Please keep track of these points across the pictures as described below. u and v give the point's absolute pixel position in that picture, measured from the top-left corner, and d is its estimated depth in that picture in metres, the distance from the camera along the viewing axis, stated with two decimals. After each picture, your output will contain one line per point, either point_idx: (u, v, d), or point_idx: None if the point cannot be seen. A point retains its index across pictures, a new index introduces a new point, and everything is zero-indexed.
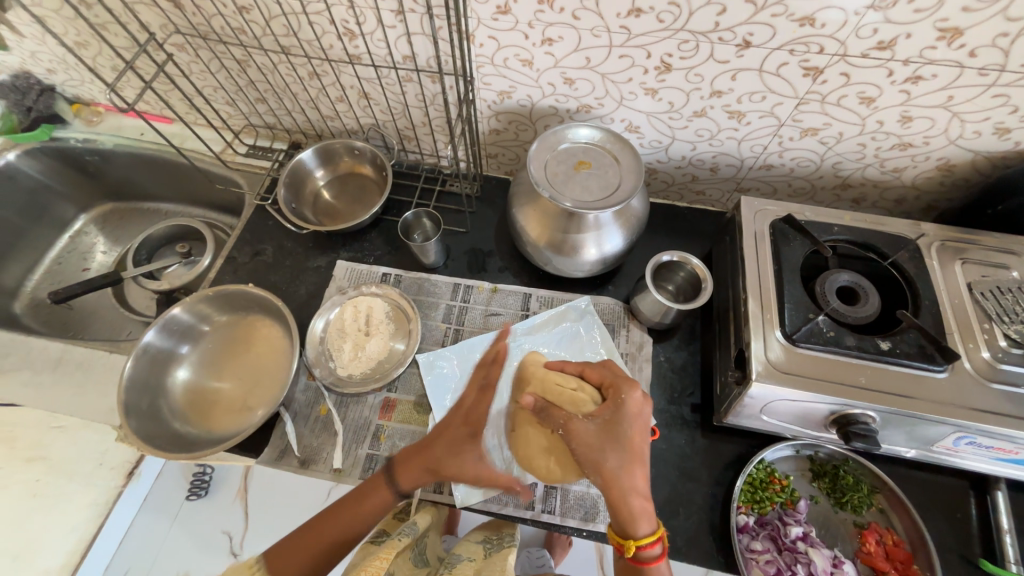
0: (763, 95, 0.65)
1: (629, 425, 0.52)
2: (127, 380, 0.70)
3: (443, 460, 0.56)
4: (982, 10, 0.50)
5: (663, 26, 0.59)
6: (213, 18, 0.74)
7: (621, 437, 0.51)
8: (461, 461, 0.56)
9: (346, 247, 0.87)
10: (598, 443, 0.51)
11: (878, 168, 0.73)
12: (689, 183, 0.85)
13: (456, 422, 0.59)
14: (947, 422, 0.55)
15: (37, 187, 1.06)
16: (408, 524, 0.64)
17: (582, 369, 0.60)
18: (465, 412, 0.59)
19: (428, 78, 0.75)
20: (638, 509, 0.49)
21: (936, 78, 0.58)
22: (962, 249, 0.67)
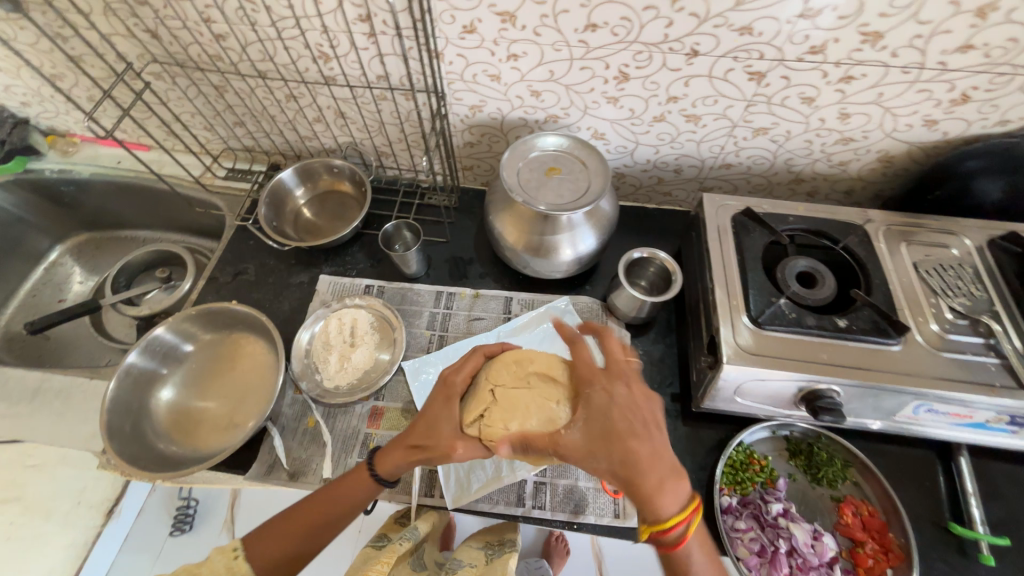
0: (714, 99, 0.71)
1: (617, 414, 0.52)
2: (109, 402, 0.69)
3: (421, 439, 0.57)
4: (897, 15, 0.57)
5: (618, 39, 0.64)
6: (190, 47, 0.77)
7: (603, 429, 0.51)
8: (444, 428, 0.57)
9: (328, 261, 0.89)
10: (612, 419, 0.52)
11: (826, 162, 0.79)
12: (656, 185, 0.90)
13: (440, 396, 0.60)
14: (905, 391, 0.59)
15: (10, 219, 1.05)
16: (409, 529, 0.66)
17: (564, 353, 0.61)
18: (448, 385, 0.60)
19: (402, 96, 0.79)
20: (655, 484, 0.49)
21: (866, 77, 0.64)
22: (907, 232, 0.72)
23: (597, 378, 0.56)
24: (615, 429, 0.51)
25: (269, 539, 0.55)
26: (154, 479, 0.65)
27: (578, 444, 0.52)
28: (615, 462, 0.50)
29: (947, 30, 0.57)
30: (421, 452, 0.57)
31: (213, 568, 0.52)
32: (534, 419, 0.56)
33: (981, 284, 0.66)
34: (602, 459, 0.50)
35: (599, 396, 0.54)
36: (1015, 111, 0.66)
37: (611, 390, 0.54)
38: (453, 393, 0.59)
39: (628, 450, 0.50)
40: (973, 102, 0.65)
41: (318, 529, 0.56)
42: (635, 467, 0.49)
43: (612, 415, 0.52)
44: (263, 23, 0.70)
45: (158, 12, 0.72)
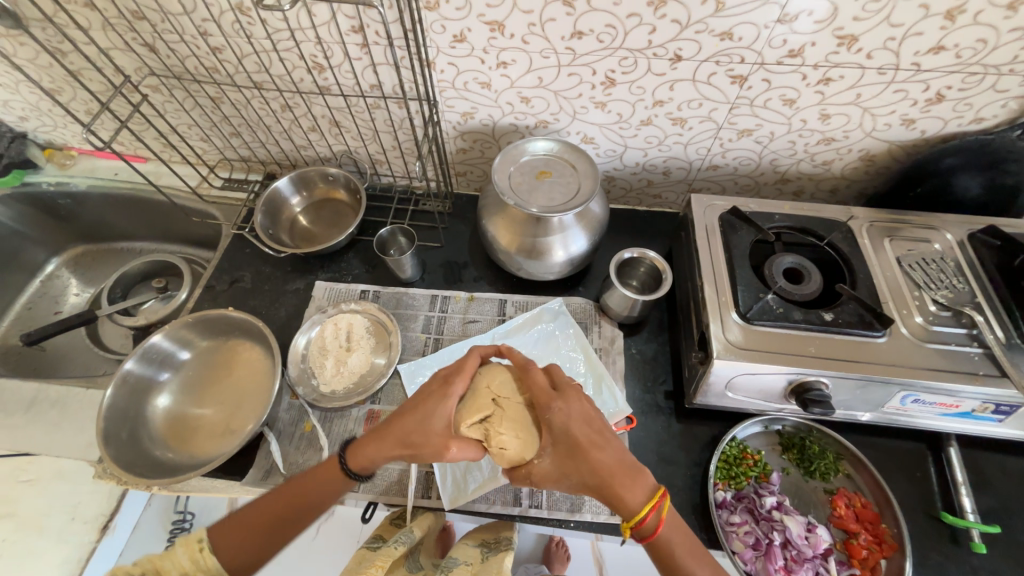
0: (699, 102, 0.73)
1: (578, 429, 0.54)
2: (105, 409, 0.69)
3: (413, 434, 0.55)
4: (870, 19, 0.59)
5: (603, 46, 0.66)
6: (187, 59, 0.79)
7: (590, 438, 0.53)
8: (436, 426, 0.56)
9: (324, 268, 0.90)
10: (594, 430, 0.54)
11: (810, 162, 0.81)
12: (646, 188, 0.92)
13: (434, 392, 0.59)
14: (892, 382, 0.60)
15: (7, 233, 1.06)
16: (404, 532, 0.65)
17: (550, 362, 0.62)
18: (443, 382, 0.60)
19: (395, 104, 0.80)
20: (625, 488, 0.51)
21: (844, 79, 0.66)
22: (890, 228, 0.74)
23: (555, 400, 0.56)
24: (582, 448, 0.53)
25: (236, 531, 0.53)
26: (151, 485, 0.65)
27: (549, 467, 0.55)
28: (583, 477, 0.52)
29: (919, 32, 0.59)
30: (408, 449, 0.56)
31: (178, 560, 0.49)
32: (514, 436, 0.57)
33: (963, 277, 0.68)
34: (569, 478, 0.54)
35: (558, 417, 0.55)
36: (988, 109, 0.68)
37: (563, 415, 0.55)
38: (451, 391, 0.58)
39: (591, 466, 0.52)
40: (948, 101, 0.67)
41: (287, 522, 0.55)
42: (599, 480, 0.51)
43: (575, 434, 0.54)
44: (258, 35, 0.72)
45: (156, 26, 0.73)
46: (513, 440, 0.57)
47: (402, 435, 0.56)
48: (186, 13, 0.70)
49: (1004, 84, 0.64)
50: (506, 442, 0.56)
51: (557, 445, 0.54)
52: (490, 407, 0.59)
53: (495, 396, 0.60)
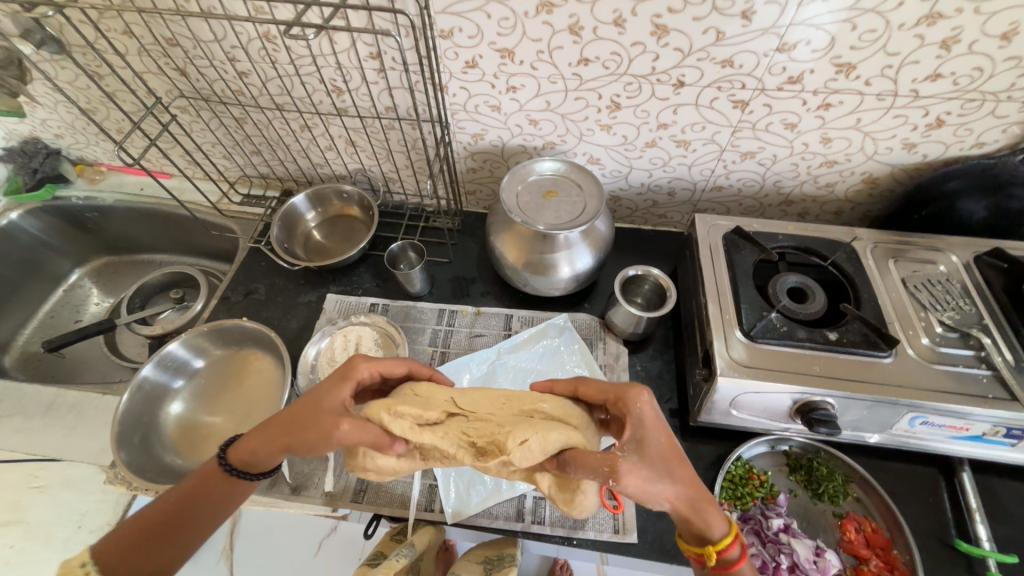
0: (702, 125, 0.75)
1: (653, 434, 0.49)
2: (121, 413, 0.71)
3: (303, 417, 0.51)
4: (866, 48, 0.61)
5: (609, 71, 0.69)
6: (215, 83, 0.83)
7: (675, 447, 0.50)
8: (326, 410, 0.51)
9: (336, 281, 0.92)
10: (655, 436, 0.50)
11: (813, 184, 0.82)
12: (651, 208, 0.93)
13: (331, 382, 0.55)
14: (898, 403, 0.60)
15: (36, 244, 1.11)
16: (407, 546, 0.67)
17: (576, 387, 0.59)
18: (342, 371, 0.56)
19: (409, 125, 0.84)
20: (714, 518, 0.49)
21: (844, 104, 0.68)
22: (894, 250, 0.75)
23: (629, 395, 0.52)
24: (670, 450, 0.49)
25: (126, 547, 0.51)
26: (160, 490, 0.66)
27: (637, 463, 0.47)
28: (675, 484, 0.48)
29: (916, 61, 0.61)
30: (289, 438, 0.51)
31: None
32: (563, 432, 0.52)
33: (969, 299, 0.68)
34: (660, 479, 0.47)
35: (649, 417, 0.51)
36: (989, 134, 0.69)
37: (649, 413, 0.51)
38: (353, 376, 0.55)
39: (682, 473, 0.48)
40: (948, 126, 0.69)
41: (178, 534, 0.52)
42: (693, 495, 0.48)
43: (655, 435, 0.50)
44: (283, 61, 0.76)
45: (188, 52, 0.78)
46: (563, 433, 0.51)
47: (294, 421, 0.51)
48: (217, 41, 0.75)
49: (1003, 110, 0.65)
50: (532, 445, 0.50)
51: (641, 444, 0.49)
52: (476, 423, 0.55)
53: (458, 406, 0.57)
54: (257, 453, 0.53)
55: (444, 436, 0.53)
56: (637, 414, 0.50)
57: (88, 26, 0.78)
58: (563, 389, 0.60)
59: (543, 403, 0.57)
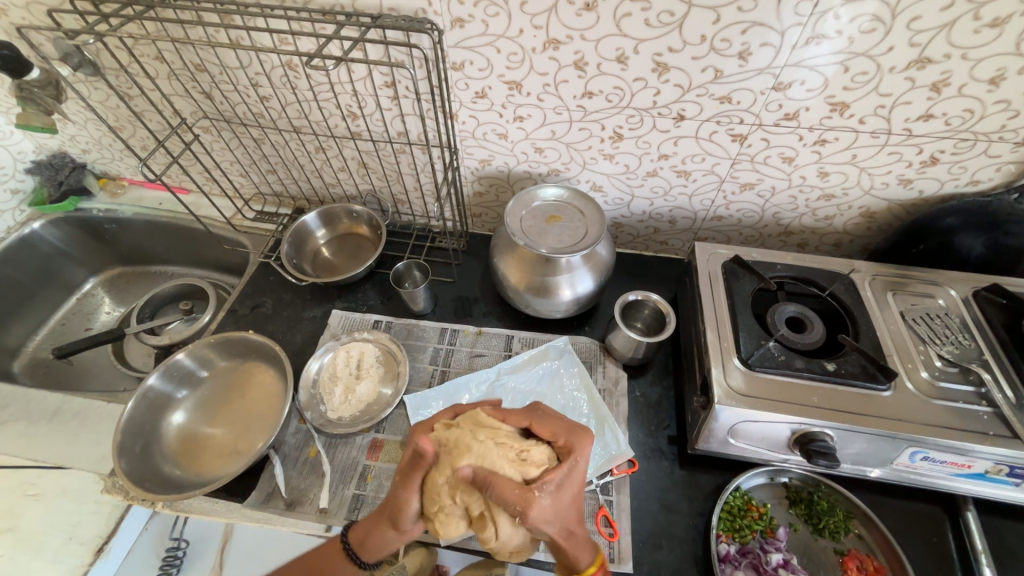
0: (702, 157, 0.77)
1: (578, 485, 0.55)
2: (125, 421, 0.73)
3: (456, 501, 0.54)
4: (859, 89, 0.63)
5: (612, 105, 0.72)
6: (238, 106, 0.88)
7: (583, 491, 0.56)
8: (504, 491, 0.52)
9: (341, 298, 0.94)
10: (577, 487, 0.55)
11: (812, 216, 0.84)
12: (652, 235, 0.95)
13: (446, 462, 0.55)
14: (899, 437, 0.60)
15: (54, 253, 1.15)
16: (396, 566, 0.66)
17: (531, 424, 0.60)
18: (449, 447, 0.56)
19: (419, 150, 0.87)
20: (578, 549, 0.54)
21: (839, 140, 0.70)
22: (893, 283, 0.75)
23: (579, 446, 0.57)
24: (577, 502, 0.55)
25: None
26: (157, 501, 0.67)
27: (547, 505, 0.52)
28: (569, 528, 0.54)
29: (908, 102, 0.64)
30: (388, 510, 0.58)
31: None
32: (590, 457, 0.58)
33: (968, 334, 0.68)
34: (558, 522, 0.53)
35: (574, 470, 0.55)
36: (983, 172, 0.71)
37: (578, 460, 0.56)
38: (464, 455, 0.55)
39: (573, 517, 0.54)
40: (942, 164, 0.70)
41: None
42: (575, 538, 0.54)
43: (579, 486, 0.55)
44: (302, 87, 0.81)
45: (215, 77, 0.83)
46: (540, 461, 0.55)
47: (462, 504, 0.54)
48: (242, 67, 0.80)
49: (995, 150, 0.67)
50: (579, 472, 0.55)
51: (560, 488, 0.53)
52: (485, 437, 0.56)
53: (484, 424, 0.59)
54: (369, 534, 0.59)
55: (485, 445, 0.55)
56: (571, 463, 0.55)
57: (123, 52, 0.83)
58: (515, 420, 0.61)
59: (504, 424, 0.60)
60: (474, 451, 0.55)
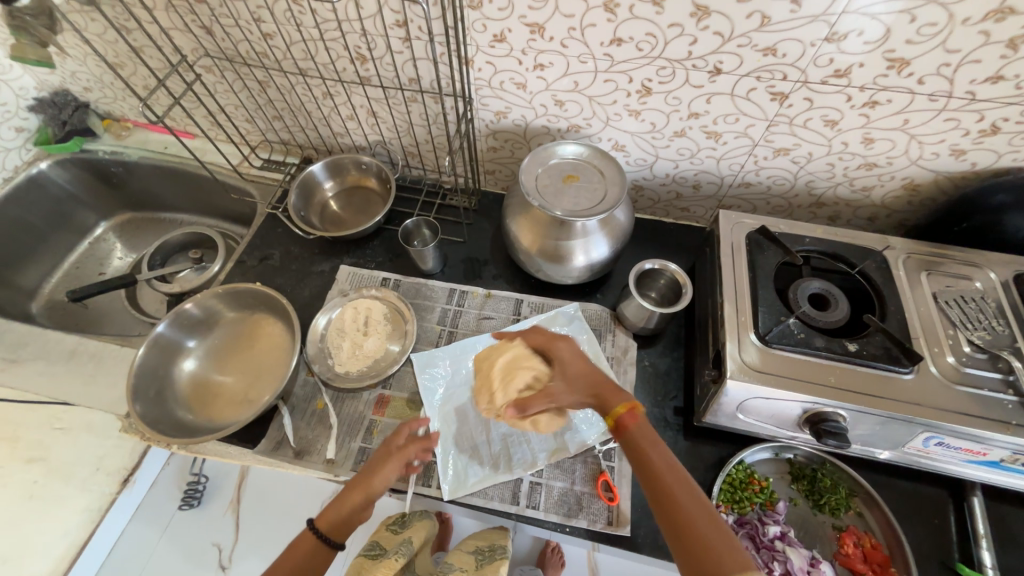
0: (736, 117, 0.71)
1: (574, 361, 0.64)
2: (137, 365, 0.74)
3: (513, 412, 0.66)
4: (924, 42, 0.57)
5: (642, 54, 0.66)
6: (240, 44, 0.82)
7: (593, 381, 0.61)
8: (528, 370, 0.67)
9: (349, 253, 0.92)
10: (572, 364, 0.64)
11: (849, 187, 0.78)
12: (674, 200, 0.90)
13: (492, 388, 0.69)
14: (914, 421, 0.58)
15: (63, 195, 1.14)
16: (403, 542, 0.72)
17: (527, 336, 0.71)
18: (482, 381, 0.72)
19: (431, 99, 0.82)
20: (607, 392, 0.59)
21: (892, 103, 0.64)
22: (929, 262, 0.71)
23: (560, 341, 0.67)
24: (578, 370, 0.63)
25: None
26: (171, 443, 0.69)
27: (562, 383, 0.63)
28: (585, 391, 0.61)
29: (977, 60, 0.57)
30: (362, 479, 0.59)
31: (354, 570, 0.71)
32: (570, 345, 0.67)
33: (1003, 320, 0.64)
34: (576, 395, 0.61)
35: (564, 355, 0.65)
36: None
37: (567, 353, 0.65)
38: (495, 376, 0.69)
39: (580, 378, 0.62)
40: (1004, 134, 0.64)
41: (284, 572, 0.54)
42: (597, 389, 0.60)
43: (573, 363, 0.64)
44: (308, 24, 0.75)
45: (214, 10, 0.77)
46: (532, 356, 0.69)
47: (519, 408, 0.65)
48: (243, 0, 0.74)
49: None
50: (574, 352, 0.66)
51: (562, 364, 0.65)
52: (492, 363, 0.71)
53: (486, 367, 0.72)
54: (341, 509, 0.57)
55: (505, 361, 0.70)
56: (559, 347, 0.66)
57: None
58: (493, 354, 0.72)
59: (486, 371, 0.72)
60: (493, 373, 0.70)
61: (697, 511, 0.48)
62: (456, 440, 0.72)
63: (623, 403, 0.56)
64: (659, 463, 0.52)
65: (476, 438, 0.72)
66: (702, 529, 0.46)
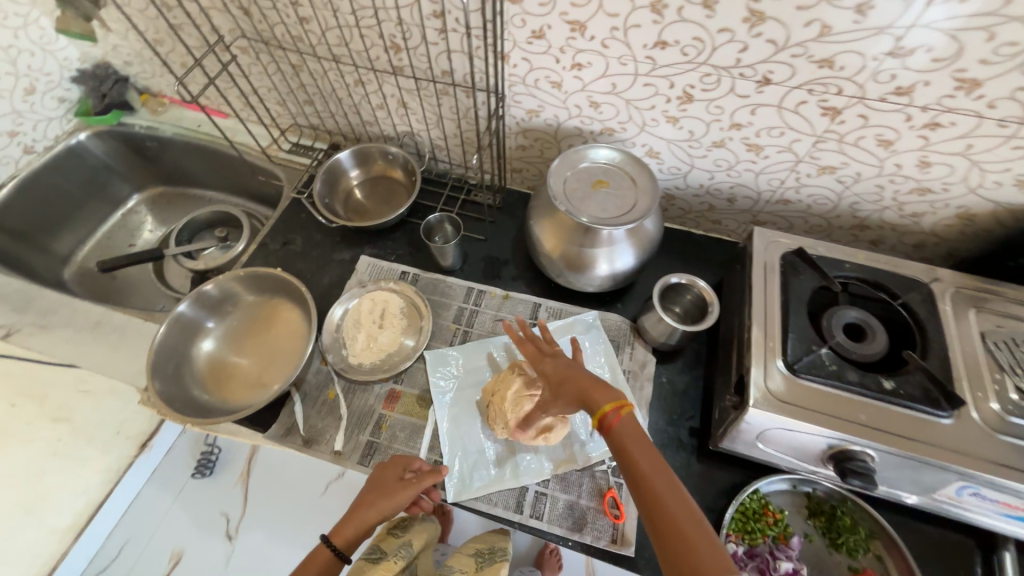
0: (781, 130, 0.67)
1: (559, 369, 0.63)
2: (157, 343, 0.75)
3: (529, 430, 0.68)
4: (1000, 63, 0.52)
5: (687, 59, 0.63)
6: (276, 27, 0.82)
7: (576, 387, 0.59)
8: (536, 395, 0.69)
9: (370, 243, 0.92)
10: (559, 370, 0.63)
11: (896, 211, 0.73)
12: (705, 212, 0.87)
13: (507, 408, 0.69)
14: (948, 469, 0.54)
15: (99, 166, 1.17)
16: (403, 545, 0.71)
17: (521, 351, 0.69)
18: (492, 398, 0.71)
19: (463, 93, 0.80)
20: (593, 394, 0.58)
21: (955, 126, 0.59)
22: (979, 298, 0.66)
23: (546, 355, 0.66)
24: (564, 375, 0.62)
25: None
26: (186, 422, 0.70)
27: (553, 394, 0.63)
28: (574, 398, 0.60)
29: None
30: (370, 501, 0.64)
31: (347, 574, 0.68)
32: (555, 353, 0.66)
33: None
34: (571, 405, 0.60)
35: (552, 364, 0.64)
36: None
37: (552, 364, 0.64)
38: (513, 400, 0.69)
39: (566, 385, 0.61)
40: None
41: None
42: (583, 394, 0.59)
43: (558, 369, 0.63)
44: (344, 10, 0.74)
45: None
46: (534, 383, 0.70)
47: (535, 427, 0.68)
48: None
49: None
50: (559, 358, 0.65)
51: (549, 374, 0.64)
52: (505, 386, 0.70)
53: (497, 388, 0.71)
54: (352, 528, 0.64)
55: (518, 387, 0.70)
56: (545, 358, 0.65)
57: None
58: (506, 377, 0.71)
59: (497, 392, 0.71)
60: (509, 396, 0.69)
61: (682, 511, 0.48)
62: (464, 441, 0.72)
63: (610, 402, 0.56)
64: (648, 460, 0.52)
65: (484, 442, 0.71)
66: (686, 526, 0.47)
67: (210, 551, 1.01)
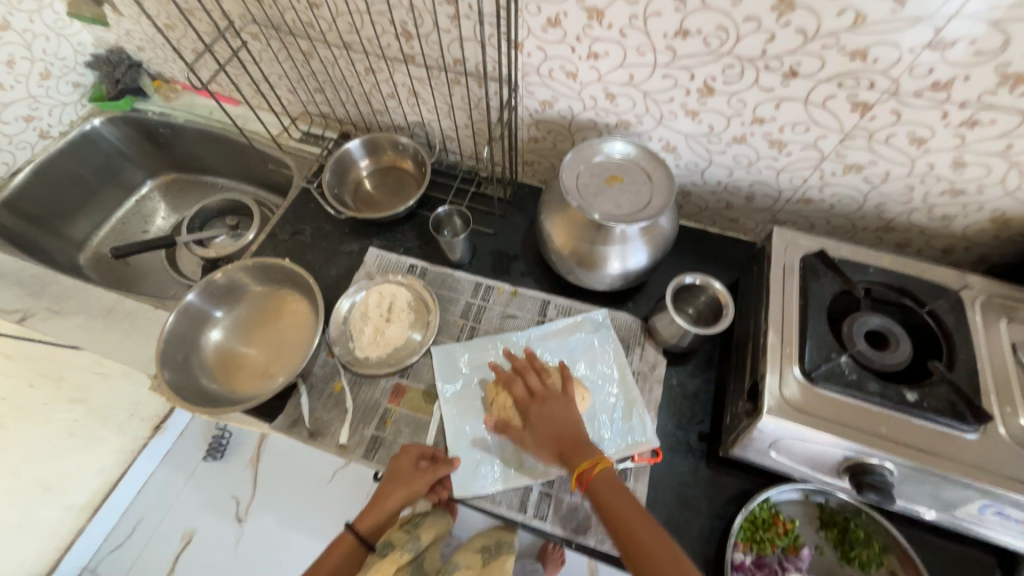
0: (806, 126, 0.64)
1: (548, 423, 0.65)
2: (167, 332, 0.76)
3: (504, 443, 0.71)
4: None
5: (709, 49, 0.60)
6: (287, 13, 0.81)
7: (562, 450, 0.63)
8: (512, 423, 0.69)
9: (379, 235, 0.91)
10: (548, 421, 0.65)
11: (926, 214, 0.70)
12: (723, 210, 0.84)
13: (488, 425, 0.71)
14: (971, 486, 0.52)
15: (113, 152, 1.17)
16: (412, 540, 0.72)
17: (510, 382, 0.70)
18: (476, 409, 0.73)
19: (475, 82, 0.78)
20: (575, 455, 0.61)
21: (996, 124, 0.56)
22: (1011, 307, 0.63)
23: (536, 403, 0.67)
24: (551, 428, 0.64)
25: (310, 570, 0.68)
26: (194, 412, 0.71)
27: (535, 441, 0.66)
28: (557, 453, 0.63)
29: None
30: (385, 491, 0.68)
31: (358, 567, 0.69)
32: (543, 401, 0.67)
33: None
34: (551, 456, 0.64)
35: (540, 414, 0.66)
36: None
37: (538, 415, 0.65)
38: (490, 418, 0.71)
39: (552, 441, 0.64)
40: None
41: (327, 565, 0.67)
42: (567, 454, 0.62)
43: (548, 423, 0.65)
44: None
45: None
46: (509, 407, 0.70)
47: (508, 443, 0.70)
48: None
49: None
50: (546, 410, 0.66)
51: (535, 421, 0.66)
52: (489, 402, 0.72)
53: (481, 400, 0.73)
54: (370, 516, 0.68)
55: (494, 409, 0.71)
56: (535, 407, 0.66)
57: None
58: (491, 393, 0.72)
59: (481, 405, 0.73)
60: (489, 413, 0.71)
61: (659, 547, 0.53)
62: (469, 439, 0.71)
63: (587, 460, 0.60)
64: (626, 518, 0.56)
65: (489, 439, 0.71)
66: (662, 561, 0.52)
67: (220, 533, 1.02)
